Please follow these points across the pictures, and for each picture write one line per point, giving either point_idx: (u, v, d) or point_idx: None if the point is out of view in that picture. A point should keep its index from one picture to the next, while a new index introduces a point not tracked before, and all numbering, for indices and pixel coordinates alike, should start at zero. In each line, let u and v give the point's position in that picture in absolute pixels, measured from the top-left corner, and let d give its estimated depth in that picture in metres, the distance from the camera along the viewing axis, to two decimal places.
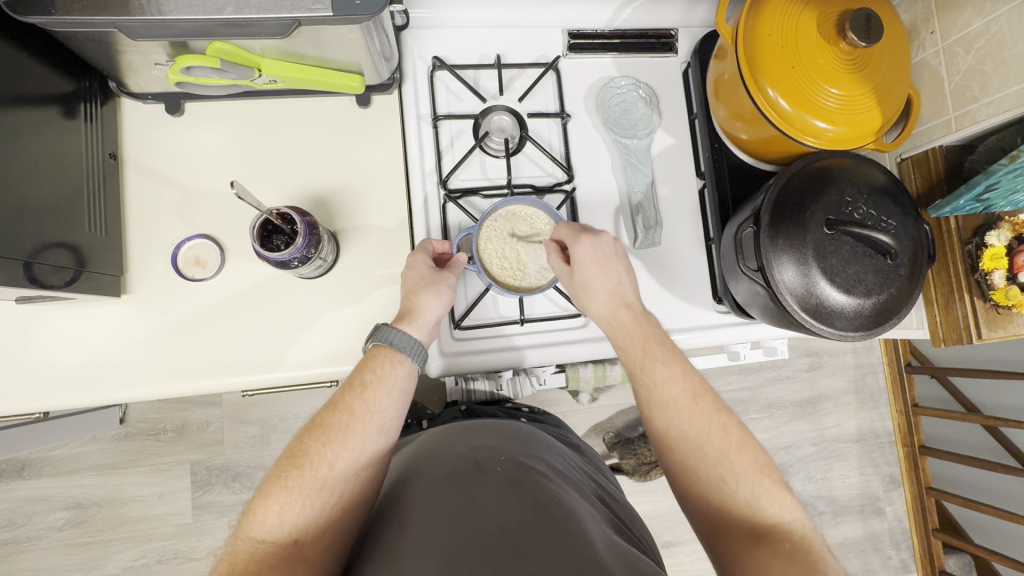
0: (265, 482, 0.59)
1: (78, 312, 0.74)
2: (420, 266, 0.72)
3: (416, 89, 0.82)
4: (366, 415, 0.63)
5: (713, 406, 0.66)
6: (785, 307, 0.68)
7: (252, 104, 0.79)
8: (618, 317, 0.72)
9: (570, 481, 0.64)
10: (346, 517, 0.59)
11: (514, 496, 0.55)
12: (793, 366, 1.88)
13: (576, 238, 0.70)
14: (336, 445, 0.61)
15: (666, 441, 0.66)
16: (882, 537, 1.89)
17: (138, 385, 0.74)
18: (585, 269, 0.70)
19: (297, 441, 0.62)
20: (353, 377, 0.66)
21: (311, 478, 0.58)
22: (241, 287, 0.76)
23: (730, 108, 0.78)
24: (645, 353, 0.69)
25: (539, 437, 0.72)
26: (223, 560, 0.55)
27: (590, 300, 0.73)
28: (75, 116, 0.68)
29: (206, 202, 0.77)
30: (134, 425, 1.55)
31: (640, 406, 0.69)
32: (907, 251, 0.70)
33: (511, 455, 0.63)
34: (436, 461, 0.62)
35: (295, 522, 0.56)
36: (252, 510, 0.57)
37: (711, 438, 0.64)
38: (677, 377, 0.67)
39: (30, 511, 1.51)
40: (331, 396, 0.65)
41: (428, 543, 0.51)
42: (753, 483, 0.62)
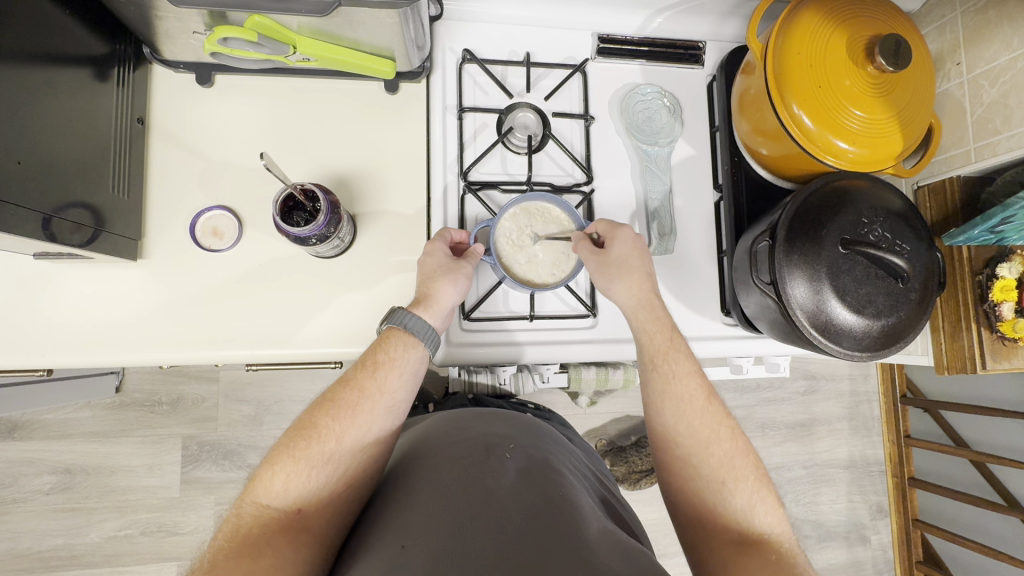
0: (273, 449, 0.60)
1: (94, 273, 0.74)
2: (438, 256, 0.72)
3: (444, 79, 0.83)
4: (378, 395, 0.63)
5: (722, 410, 0.68)
6: (794, 322, 0.68)
7: (282, 81, 0.79)
8: (648, 306, 0.72)
9: (576, 477, 0.64)
10: (348, 492, 0.60)
11: (521, 484, 0.56)
12: (789, 388, 1.88)
13: (617, 228, 0.75)
14: (346, 422, 0.61)
15: (672, 434, 0.67)
16: (865, 565, 1.89)
17: (147, 349, 0.74)
18: (621, 248, 0.74)
19: (308, 413, 0.62)
20: (365, 355, 0.66)
21: (319, 450, 0.59)
22: (257, 262, 0.77)
23: (753, 122, 0.78)
24: (669, 345, 0.70)
25: (546, 430, 0.73)
26: (228, 522, 0.56)
27: (614, 283, 0.73)
28: (107, 79, 0.68)
29: (228, 175, 0.77)
30: (129, 395, 1.55)
31: (650, 394, 0.69)
32: (921, 277, 0.70)
33: (520, 445, 0.63)
34: (449, 442, 0.63)
35: (300, 492, 0.57)
36: (260, 475, 0.58)
37: (719, 440, 0.66)
38: (694, 374, 0.69)
39: (16, 473, 1.50)
40: (342, 372, 0.65)
41: (434, 521, 0.51)
42: (750, 491, 0.64)
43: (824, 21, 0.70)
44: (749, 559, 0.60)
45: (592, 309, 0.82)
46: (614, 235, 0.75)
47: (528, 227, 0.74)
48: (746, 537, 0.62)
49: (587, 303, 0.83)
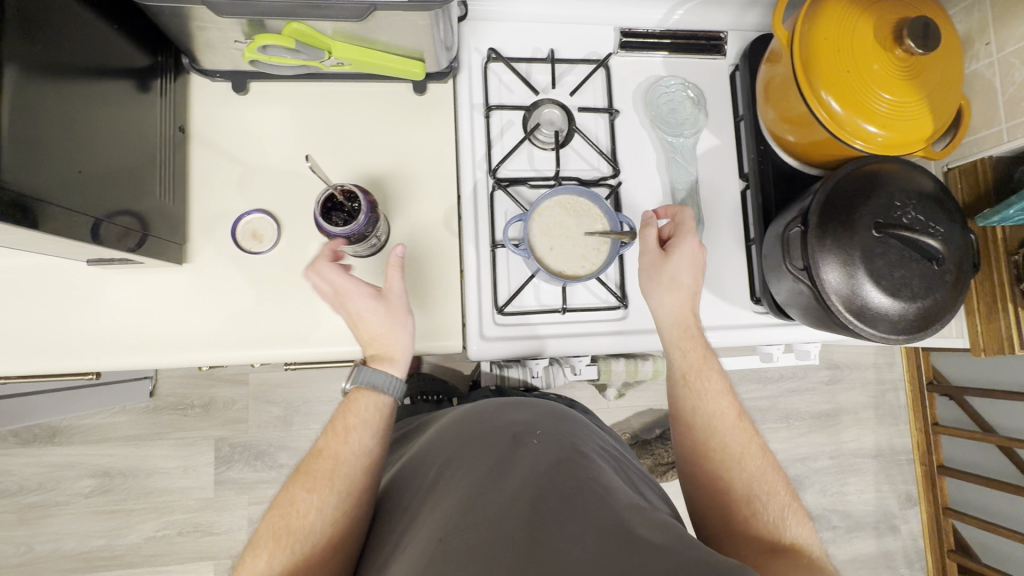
0: (257, 528, 0.63)
1: (142, 277, 0.77)
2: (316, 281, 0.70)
3: (471, 79, 0.84)
4: (350, 460, 0.66)
5: (752, 429, 0.74)
6: (829, 308, 0.69)
7: (313, 86, 0.81)
8: (686, 325, 0.78)
9: (606, 458, 0.66)
10: (333, 559, 0.63)
11: (553, 468, 0.58)
12: (813, 378, 1.87)
13: (687, 233, 0.78)
14: (322, 492, 0.64)
15: (706, 445, 0.73)
16: (896, 555, 1.87)
17: (195, 350, 0.77)
18: (680, 259, 0.77)
19: (288, 486, 0.65)
20: (335, 421, 0.69)
21: (298, 527, 0.62)
22: (295, 263, 0.79)
23: (779, 110, 0.79)
24: (703, 363, 0.77)
25: (576, 417, 0.75)
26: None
27: (658, 291, 0.78)
28: (150, 90, 0.71)
29: (265, 179, 0.79)
30: (162, 399, 1.58)
31: (686, 409, 0.76)
32: (957, 258, 0.70)
33: (547, 430, 0.65)
34: (479, 435, 0.65)
35: (286, 567, 0.60)
36: (246, 558, 0.61)
37: (752, 455, 0.72)
38: (725, 394, 0.76)
39: (58, 477, 1.54)
40: (314, 443, 0.68)
41: (467, 510, 0.54)
42: (782, 503, 0.68)
43: (850, 6, 0.71)
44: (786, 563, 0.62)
45: (623, 300, 0.83)
46: (680, 242, 0.77)
47: (562, 220, 0.75)
48: (777, 545, 0.65)
49: (617, 294, 0.83)
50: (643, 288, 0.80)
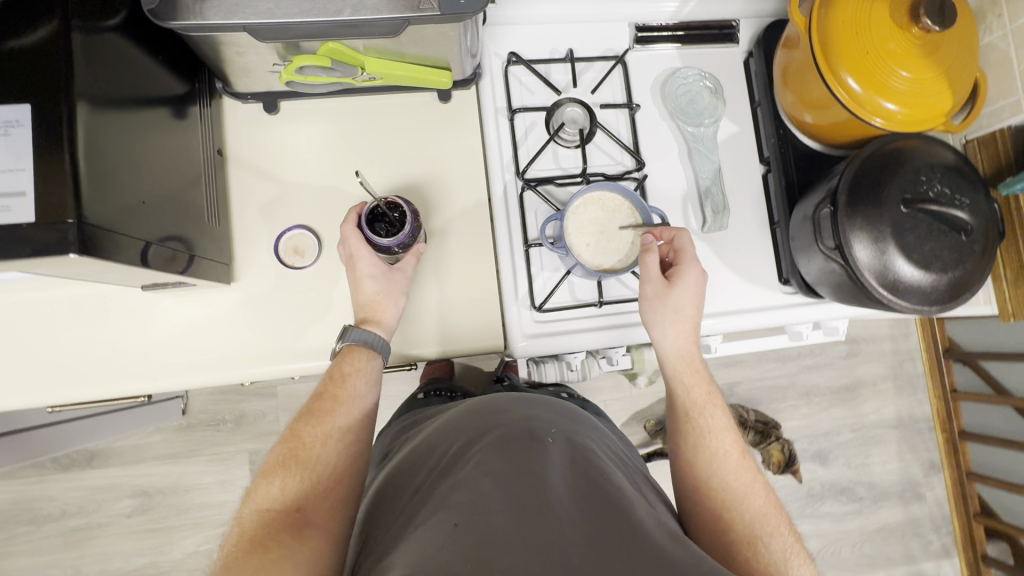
0: (265, 464, 0.68)
1: (192, 298, 0.79)
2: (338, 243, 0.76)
3: (493, 83, 0.86)
4: (350, 401, 0.73)
5: (756, 469, 0.73)
6: (862, 283, 0.71)
7: (341, 101, 0.83)
8: (689, 362, 0.79)
9: (614, 461, 0.68)
10: (339, 489, 0.67)
11: (572, 473, 0.60)
12: (831, 353, 1.90)
13: (692, 265, 0.78)
14: (327, 427, 0.70)
15: (707, 483, 0.71)
16: (922, 522, 1.90)
17: (249, 365, 0.79)
18: (683, 290, 0.77)
19: (291, 427, 0.70)
20: (333, 369, 0.74)
21: (305, 458, 0.67)
22: (336, 274, 0.81)
23: (798, 93, 0.81)
24: (706, 399, 0.77)
25: (583, 417, 0.76)
26: (230, 535, 0.62)
27: (663, 324, 0.78)
28: (189, 116, 0.72)
29: (301, 195, 0.81)
30: (194, 416, 1.61)
31: (687, 444, 0.75)
32: (983, 228, 0.72)
33: (563, 430, 0.67)
34: (493, 424, 0.66)
35: (296, 494, 0.65)
36: (255, 488, 0.65)
37: (755, 494, 0.70)
38: (729, 431, 0.75)
39: (98, 499, 1.57)
40: (315, 388, 0.73)
41: (490, 505, 0.55)
42: (785, 543, 0.67)
43: None
44: None
45: None
46: (684, 273, 0.77)
47: (600, 216, 0.77)
48: None
49: None
50: (647, 320, 0.79)
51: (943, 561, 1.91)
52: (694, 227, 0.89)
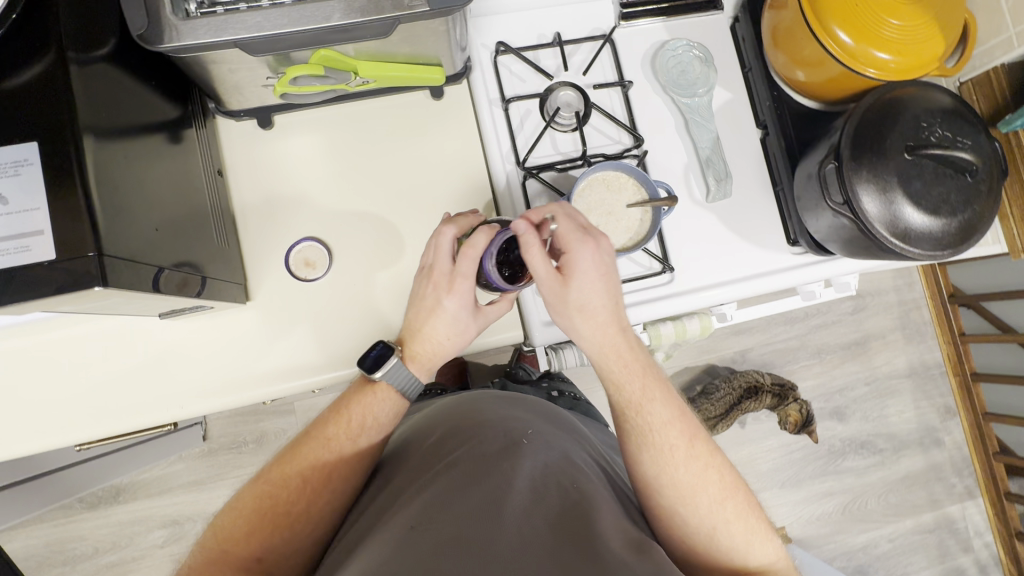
0: (237, 499, 0.67)
1: (208, 322, 0.78)
2: (445, 240, 0.69)
3: (484, 75, 0.86)
4: (353, 458, 0.69)
5: (710, 450, 0.70)
6: (873, 235, 0.71)
7: (334, 109, 0.82)
8: (620, 352, 0.70)
9: (583, 457, 0.69)
10: (307, 541, 0.66)
11: (542, 477, 0.62)
12: (838, 310, 1.91)
13: (579, 248, 0.65)
14: (317, 482, 0.67)
15: (657, 486, 0.68)
16: (944, 467, 1.93)
17: (272, 384, 0.79)
18: (584, 283, 0.65)
19: (276, 468, 0.68)
20: (345, 415, 0.70)
21: (281, 508, 0.65)
22: (350, 283, 0.81)
23: (790, 53, 0.81)
24: (643, 395, 0.70)
25: (557, 414, 0.78)
26: (185, 567, 0.62)
27: (577, 326, 0.69)
28: (186, 139, 0.72)
29: (304, 207, 0.81)
30: (216, 440, 1.61)
31: (633, 447, 0.69)
32: (988, 167, 0.73)
33: (539, 430, 0.69)
34: (461, 430, 0.67)
35: (259, 542, 0.64)
36: (222, 524, 0.65)
37: (708, 489, 0.68)
38: (679, 422, 0.69)
39: (130, 533, 1.57)
40: (319, 430, 0.70)
41: (450, 514, 0.56)
42: (747, 528, 0.68)
43: None
44: None
45: (667, 264, 0.85)
46: (575, 256, 0.65)
47: (605, 195, 0.78)
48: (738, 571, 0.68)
49: (661, 260, 0.86)
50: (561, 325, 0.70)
51: (968, 503, 1.93)
52: (698, 197, 0.89)
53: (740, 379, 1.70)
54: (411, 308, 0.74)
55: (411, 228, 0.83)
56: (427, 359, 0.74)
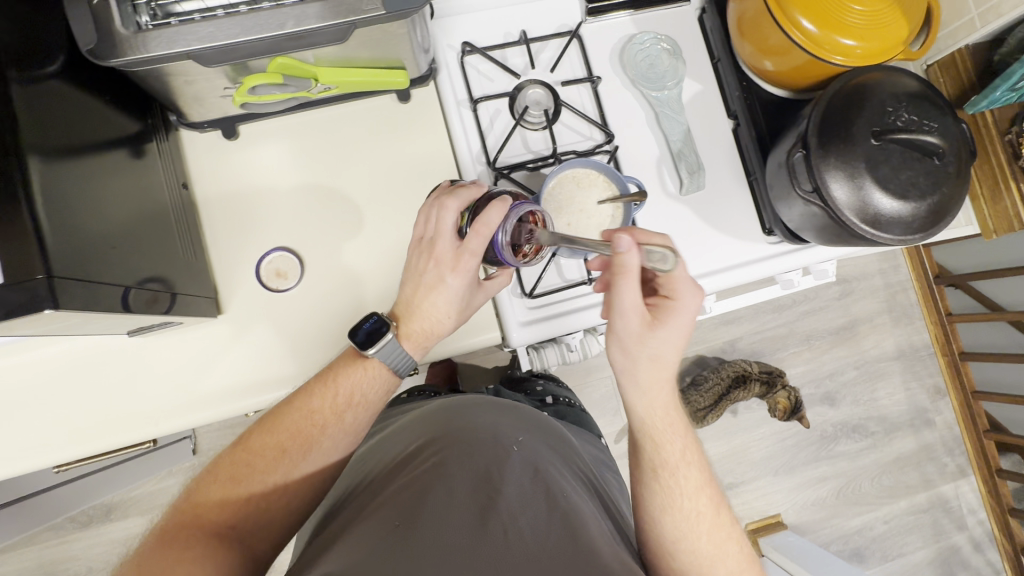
0: (215, 465, 0.67)
1: (180, 337, 0.78)
2: (449, 215, 0.67)
3: (451, 76, 0.85)
4: (337, 431, 0.69)
5: (729, 520, 0.71)
6: (843, 222, 0.71)
7: (299, 117, 0.82)
8: (666, 409, 0.72)
9: (569, 467, 0.70)
10: (281, 511, 0.67)
11: (529, 482, 0.62)
12: (825, 296, 1.91)
13: (693, 291, 0.68)
14: (298, 452, 0.68)
15: (672, 548, 0.67)
16: (935, 446, 1.94)
17: (247, 396, 0.78)
18: (672, 334, 0.69)
19: (258, 435, 0.68)
20: (332, 389, 0.70)
21: (258, 477, 0.66)
22: (324, 291, 0.81)
23: (756, 43, 0.80)
24: (679, 457, 0.71)
25: (551, 427, 0.78)
26: (154, 529, 0.62)
27: (639, 371, 0.70)
28: (148, 154, 0.71)
29: (274, 217, 0.81)
30: (206, 454, 1.60)
31: (654, 506, 0.70)
32: (955, 150, 0.73)
33: (530, 440, 0.69)
34: (454, 431, 0.68)
35: (234, 509, 0.64)
36: (198, 490, 0.65)
37: (724, 557, 0.69)
38: (705, 489, 0.71)
39: (124, 551, 1.56)
40: (304, 400, 0.70)
41: (446, 516, 0.56)
42: None
43: None
44: None
45: None
46: (676, 306, 0.68)
47: (576, 194, 0.77)
48: None
49: None
50: (618, 360, 0.72)
51: (960, 482, 1.94)
52: (671, 191, 0.89)
53: (729, 368, 1.70)
54: (410, 278, 0.72)
55: (384, 233, 0.82)
56: (427, 337, 0.72)
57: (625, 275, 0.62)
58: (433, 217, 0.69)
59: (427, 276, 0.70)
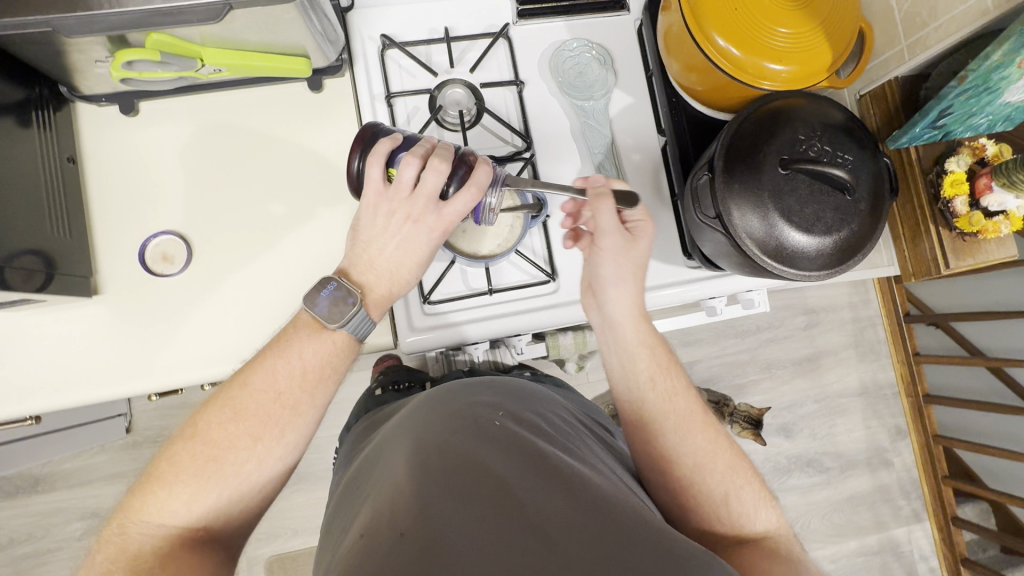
0: (170, 462, 0.60)
1: (54, 315, 0.76)
2: (432, 179, 0.65)
3: (368, 70, 0.82)
4: (307, 411, 0.65)
5: (716, 421, 0.73)
6: (744, 251, 0.68)
7: (202, 98, 0.81)
8: (642, 326, 0.74)
9: (564, 436, 0.63)
10: (256, 499, 0.64)
11: (523, 459, 0.53)
12: (790, 325, 1.86)
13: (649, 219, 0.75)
14: (267, 440, 0.62)
15: (676, 453, 0.69)
16: (892, 488, 1.89)
17: (120, 381, 0.77)
18: (642, 249, 0.74)
19: (218, 425, 0.61)
20: (295, 362, 0.64)
21: (225, 473, 0.61)
22: (212, 279, 0.80)
23: (682, 59, 0.76)
24: (664, 365, 0.74)
25: (535, 394, 0.71)
26: (114, 541, 0.57)
27: (620, 283, 0.73)
28: (29, 124, 0.70)
29: (168, 199, 0.80)
30: (141, 433, 1.54)
31: (654, 416, 0.71)
32: (868, 186, 0.69)
33: (510, 413, 0.61)
34: (430, 413, 0.60)
35: (204, 512, 0.60)
36: (154, 497, 0.58)
37: (721, 453, 0.70)
38: (689, 390, 0.74)
39: (48, 524, 1.52)
40: (262, 380, 0.63)
41: (441, 516, 0.47)
42: (754, 494, 0.69)
43: None
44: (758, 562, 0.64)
45: (551, 274, 0.82)
46: (643, 227, 0.74)
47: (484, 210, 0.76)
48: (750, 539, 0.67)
49: (546, 269, 0.83)
50: (604, 275, 0.73)
51: (914, 526, 1.89)
52: None
53: None
54: (373, 238, 0.68)
55: (285, 226, 0.81)
56: (394, 299, 0.71)
57: (602, 194, 0.70)
58: (405, 177, 0.65)
59: (400, 238, 0.68)
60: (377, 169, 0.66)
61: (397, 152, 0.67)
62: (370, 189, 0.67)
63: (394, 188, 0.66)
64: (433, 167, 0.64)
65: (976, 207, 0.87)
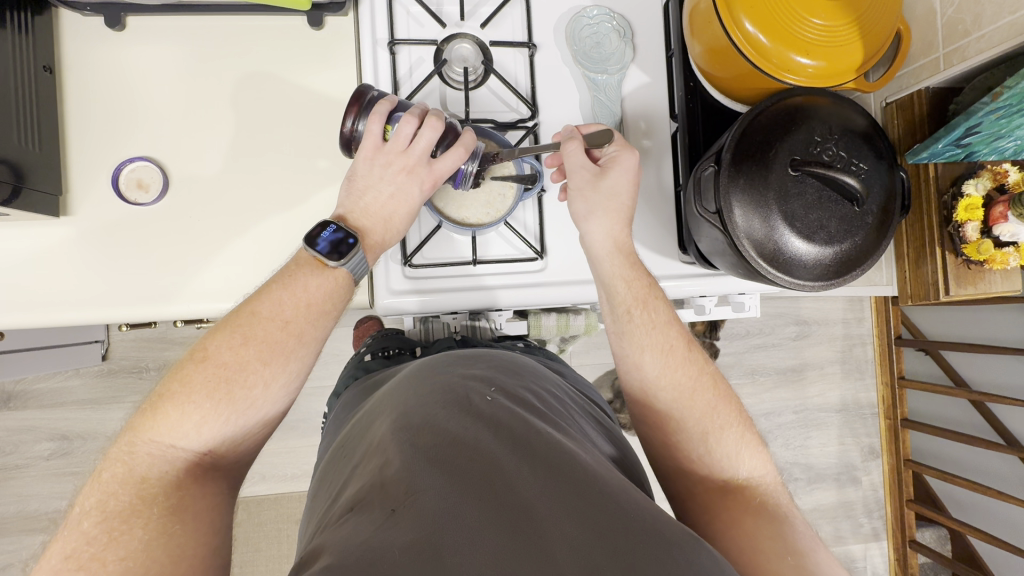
0: (179, 383, 0.56)
1: (20, 231, 0.73)
2: (428, 136, 0.66)
3: (373, 11, 0.77)
4: (313, 340, 0.62)
5: (702, 358, 0.71)
6: (740, 252, 0.64)
7: (193, 21, 0.76)
8: (620, 255, 0.72)
9: (560, 416, 0.59)
10: (261, 429, 0.60)
11: (512, 440, 0.49)
12: (781, 334, 1.84)
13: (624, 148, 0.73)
14: (275, 367, 0.59)
15: (655, 391, 0.69)
16: (856, 505, 1.90)
17: (86, 306, 0.75)
18: (616, 177, 0.72)
19: (228, 348, 0.58)
20: (298, 289, 0.62)
21: (235, 399, 0.57)
22: (187, 212, 0.76)
23: (705, 42, 0.70)
24: (645, 298, 0.71)
25: (529, 366, 0.67)
26: (121, 461, 0.53)
27: (594, 214, 0.72)
28: (4, 25, 0.66)
29: (148, 123, 0.76)
30: (117, 362, 1.51)
31: (632, 350, 0.70)
32: (877, 199, 0.66)
33: (503, 387, 0.57)
34: (422, 387, 0.57)
35: (214, 437, 0.56)
36: (163, 416, 0.55)
37: (704, 389, 0.68)
38: (672, 323, 0.71)
39: (17, 440, 1.48)
40: (268, 306, 0.60)
41: (422, 499, 0.44)
42: (736, 436, 0.66)
43: None
44: (731, 504, 0.61)
45: (539, 251, 0.79)
46: (619, 159, 0.72)
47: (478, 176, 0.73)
48: (729, 484, 0.63)
49: (535, 247, 0.80)
50: (577, 211, 0.73)
51: (871, 544, 1.91)
52: None
53: None
54: (369, 187, 0.67)
55: (269, 166, 0.78)
56: (389, 247, 0.69)
57: (573, 138, 0.72)
58: (402, 132, 0.66)
59: (394, 188, 0.67)
60: (376, 124, 0.66)
61: (395, 112, 0.67)
62: (367, 144, 0.67)
63: (391, 143, 0.66)
64: (429, 129, 0.66)
65: (987, 235, 0.85)
